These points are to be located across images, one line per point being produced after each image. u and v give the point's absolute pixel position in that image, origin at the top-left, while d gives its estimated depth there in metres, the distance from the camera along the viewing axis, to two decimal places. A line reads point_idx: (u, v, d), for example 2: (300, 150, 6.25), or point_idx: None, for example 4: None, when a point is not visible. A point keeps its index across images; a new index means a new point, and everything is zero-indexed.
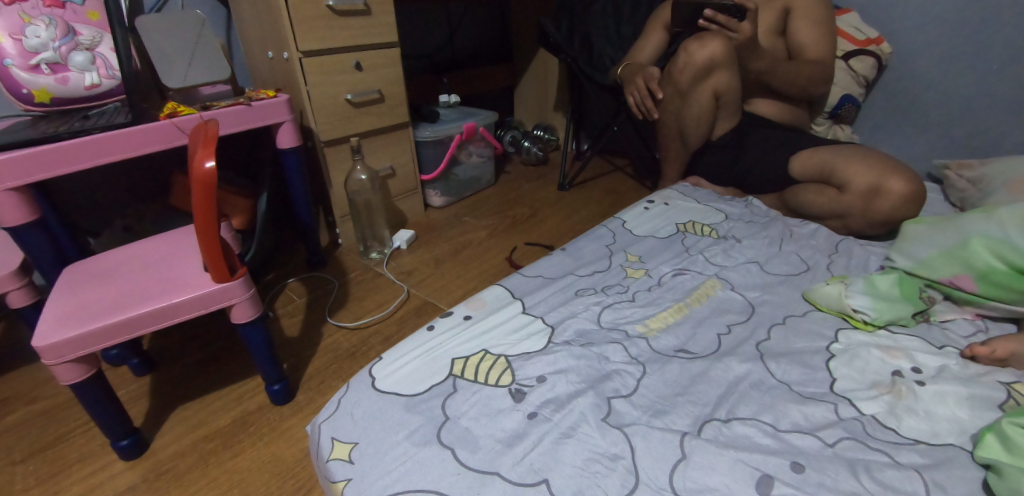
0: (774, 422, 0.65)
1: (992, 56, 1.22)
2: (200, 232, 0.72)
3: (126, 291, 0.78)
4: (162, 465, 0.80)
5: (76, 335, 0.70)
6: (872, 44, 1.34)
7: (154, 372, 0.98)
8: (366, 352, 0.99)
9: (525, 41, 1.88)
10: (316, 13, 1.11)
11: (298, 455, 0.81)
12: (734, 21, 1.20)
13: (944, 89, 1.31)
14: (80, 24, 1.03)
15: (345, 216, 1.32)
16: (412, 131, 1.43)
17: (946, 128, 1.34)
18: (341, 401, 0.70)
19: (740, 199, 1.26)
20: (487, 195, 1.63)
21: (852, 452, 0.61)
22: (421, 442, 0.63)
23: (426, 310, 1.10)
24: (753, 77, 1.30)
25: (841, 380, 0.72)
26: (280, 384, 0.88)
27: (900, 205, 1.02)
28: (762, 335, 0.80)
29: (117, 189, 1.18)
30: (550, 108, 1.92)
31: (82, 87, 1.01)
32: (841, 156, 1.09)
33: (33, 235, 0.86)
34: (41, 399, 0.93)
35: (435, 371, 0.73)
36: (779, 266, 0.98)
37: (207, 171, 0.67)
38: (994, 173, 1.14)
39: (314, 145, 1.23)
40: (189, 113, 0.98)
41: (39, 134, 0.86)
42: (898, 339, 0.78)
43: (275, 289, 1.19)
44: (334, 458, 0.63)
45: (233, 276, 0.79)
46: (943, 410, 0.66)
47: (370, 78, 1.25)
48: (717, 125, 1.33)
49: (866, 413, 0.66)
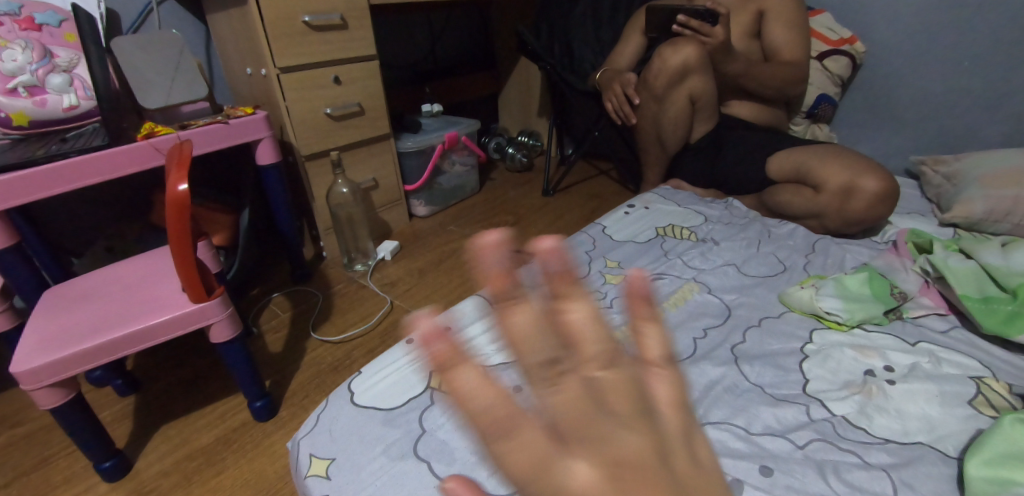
0: (747, 425, 0.66)
1: (963, 53, 1.24)
2: (175, 253, 0.72)
3: (104, 314, 0.78)
4: (146, 485, 0.80)
5: (54, 361, 0.70)
6: (846, 44, 1.36)
7: (138, 392, 0.98)
8: (349, 366, 0.99)
9: (506, 49, 1.89)
10: (292, 29, 1.11)
11: (280, 471, 0.81)
12: (707, 26, 1.21)
13: (918, 85, 1.33)
14: (57, 46, 1.03)
15: (329, 229, 1.33)
16: (395, 142, 1.44)
17: (921, 124, 1.35)
18: (320, 417, 0.71)
19: (720, 201, 1.27)
20: (472, 202, 1.64)
21: (822, 453, 0.62)
22: (398, 456, 0.64)
23: (409, 322, 1.10)
24: (729, 79, 1.31)
25: (814, 381, 0.73)
26: (262, 401, 0.88)
27: (874, 203, 1.04)
28: (737, 337, 0.81)
29: (100, 210, 1.18)
30: (534, 114, 1.93)
31: (60, 109, 1.01)
32: (816, 155, 1.11)
33: (12, 260, 0.87)
34: (25, 422, 0.93)
35: (412, 385, 0.74)
36: (756, 268, 0.99)
37: (180, 193, 0.68)
38: (969, 168, 1.15)
39: (295, 160, 1.24)
40: (167, 133, 0.98)
41: (17, 158, 0.86)
42: (872, 338, 0.79)
43: (260, 304, 1.19)
44: (312, 474, 0.63)
45: (211, 295, 0.80)
46: (913, 408, 0.67)
47: (350, 91, 1.26)
48: (695, 129, 1.34)
49: (837, 413, 0.67)
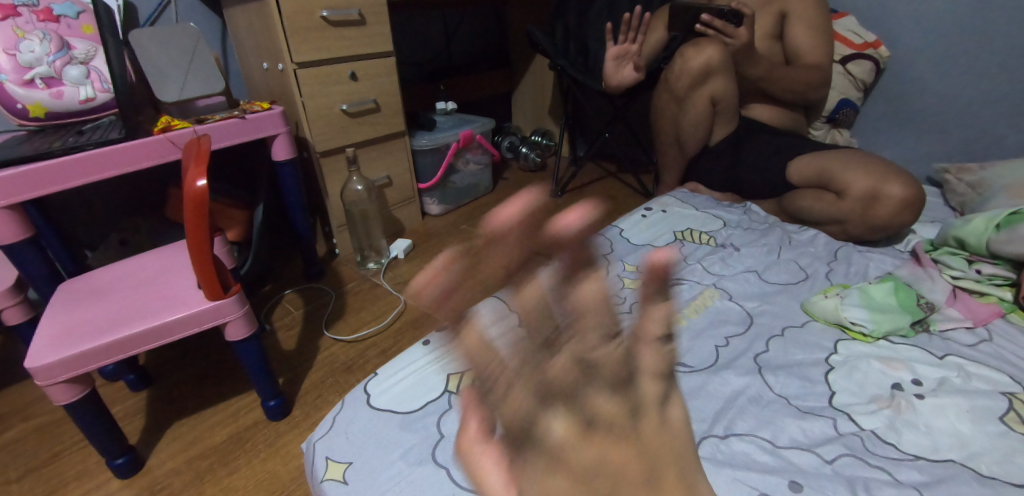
0: (772, 438, 0.65)
1: (992, 59, 1.21)
2: (193, 249, 0.71)
3: (118, 310, 0.77)
4: (158, 483, 0.80)
5: (68, 356, 0.69)
6: (870, 48, 1.33)
7: (150, 387, 0.98)
8: (363, 366, 0.98)
9: (521, 48, 1.88)
10: (311, 24, 1.10)
11: (294, 472, 0.80)
12: (731, 27, 1.19)
13: (944, 92, 1.30)
14: (74, 38, 1.02)
15: (343, 226, 1.33)
16: (410, 140, 1.43)
17: (945, 132, 1.33)
18: (336, 418, 0.69)
19: (739, 205, 1.25)
20: (485, 202, 1.63)
21: (850, 468, 0.61)
22: (416, 462, 0.63)
23: (424, 322, 1.09)
24: (749, 81, 1.29)
25: (839, 394, 0.71)
26: (276, 400, 0.87)
27: (898, 210, 1.02)
28: (760, 347, 0.79)
29: (114, 203, 1.18)
30: (547, 113, 1.91)
31: (77, 101, 1.00)
32: (838, 160, 1.09)
33: (26, 252, 0.86)
34: (36, 415, 0.93)
35: (430, 388, 0.73)
36: (777, 275, 0.97)
37: (199, 189, 0.66)
38: (995, 176, 1.13)
39: (311, 156, 1.23)
40: (184, 127, 0.98)
41: (32, 150, 0.85)
42: (899, 350, 0.77)
43: (272, 301, 1.18)
44: (329, 478, 0.62)
45: (227, 293, 0.79)
46: (944, 424, 0.65)
47: (366, 88, 1.25)
48: (714, 131, 1.33)
49: (865, 428, 0.66)
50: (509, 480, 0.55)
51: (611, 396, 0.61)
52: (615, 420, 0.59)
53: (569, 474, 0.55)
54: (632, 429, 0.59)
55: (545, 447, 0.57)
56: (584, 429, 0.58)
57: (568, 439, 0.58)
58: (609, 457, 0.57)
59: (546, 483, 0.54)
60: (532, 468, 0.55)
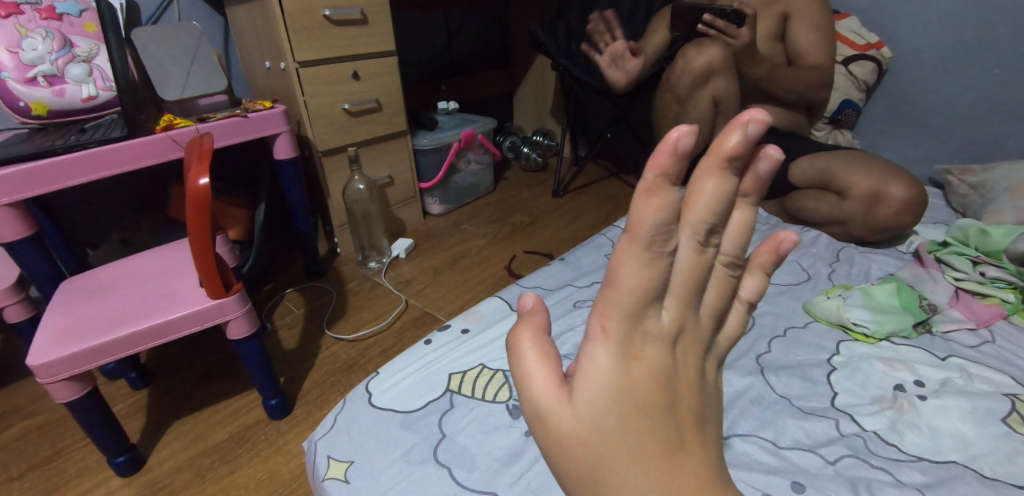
0: (774, 438, 0.65)
1: (995, 60, 1.21)
2: (195, 247, 0.71)
3: (120, 308, 0.77)
4: (159, 481, 0.80)
5: (70, 354, 0.69)
6: (872, 49, 1.33)
7: (151, 385, 0.98)
8: (364, 365, 0.98)
9: (523, 48, 1.88)
10: (313, 23, 1.10)
11: (295, 471, 0.80)
12: (733, 27, 1.18)
13: (947, 93, 1.30)
14: (77, 36, 1.02)
15: (344, 225, 1.33)
16: (411, 139, 1.43)
17: (947, 133, 1.33)
18: (337, 417, 0.69)
19: (741, 206, 1.25)
20: (486, 201, 1.63)
21: (852, 469, 0.61)
22: (418, 461, 0.63)
23: (425, 322, 1.09)
24: (752, 82, 1.29)
25: (841, 395, 0.71)
26: (277, 399, 0.87)
27: (901, 211, 1.02)
28: (762, 347, 0.79)
29: (116, 201, 1.18)
30: (549, 113, 1.92)
31: (79, 99, 1.00)
32: (840, 161, 1.09)
33: (29, 250, 0.86)
34: (37, 413, 0.93)
35: (431, 387, 0.73)
36: (778, 276, 0.97)
37: (201, 187, 0.66)
38: (997, 178, 1.13)
39: (312, 155, 1.23)
40: (186, 125, 0.97)
41: (34, 148, 0.85)
42: (901, 351, 0.77)
43: (274, 299, 1.19)
44: (330, 477, 0.62)
45: (229, 292, 0.79)
46: (946, 425, 0.65)
47: (368, 87, 1.25)
48: (716, 131, 1.33)
49: (867, 429, 0.66)
50: (577, 403, 0.34)
51: (706, 322, 0.39)
52: (694, 347, 0.37)
53: (648, 379, 0.34)
54: (703, 365, 0.38)
55: (621, 346, 0.34)
56: (676, 335, 0.36)
57: (662, 340, 0.35)
58: (684, 382, 0.36)
59: (619, 371, 0.34)
60: (597, 346, 0.34)
